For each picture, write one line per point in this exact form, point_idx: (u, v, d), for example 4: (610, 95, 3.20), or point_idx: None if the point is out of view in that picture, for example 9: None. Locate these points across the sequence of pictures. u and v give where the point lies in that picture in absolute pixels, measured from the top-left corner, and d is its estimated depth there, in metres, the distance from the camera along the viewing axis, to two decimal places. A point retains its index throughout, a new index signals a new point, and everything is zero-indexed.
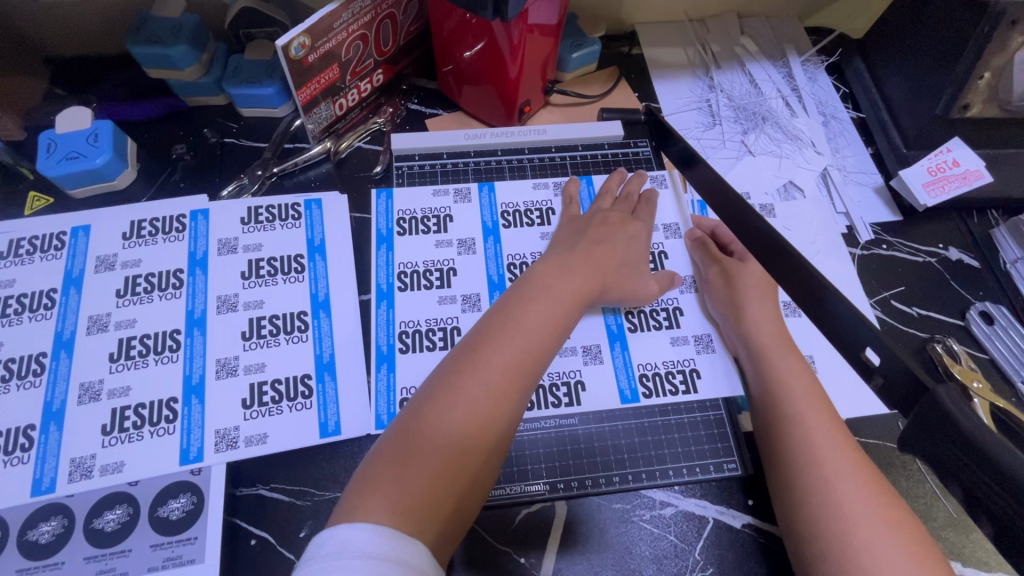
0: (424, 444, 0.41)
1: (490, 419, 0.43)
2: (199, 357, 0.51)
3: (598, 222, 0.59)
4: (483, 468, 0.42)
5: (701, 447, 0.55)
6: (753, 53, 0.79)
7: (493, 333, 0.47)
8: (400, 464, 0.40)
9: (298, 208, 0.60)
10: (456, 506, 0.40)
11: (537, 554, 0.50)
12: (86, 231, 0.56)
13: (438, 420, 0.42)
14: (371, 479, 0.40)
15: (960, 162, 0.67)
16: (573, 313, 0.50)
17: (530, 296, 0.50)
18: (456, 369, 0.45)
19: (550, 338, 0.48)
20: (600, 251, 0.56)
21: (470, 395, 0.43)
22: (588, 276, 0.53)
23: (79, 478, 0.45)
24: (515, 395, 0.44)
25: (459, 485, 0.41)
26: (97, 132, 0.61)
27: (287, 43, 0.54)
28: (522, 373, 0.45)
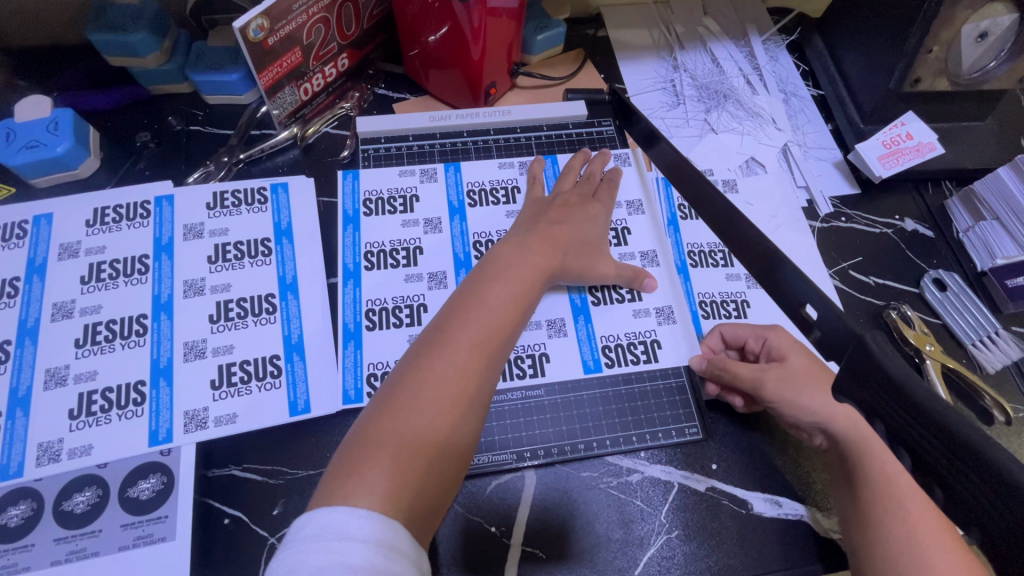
0: (399, 425, 0.41)
1: (463, 396, 0.43)
2: (166, 341, 0.51)
3: (558, 205, 0.60)
4: (461, 443, 0.43)
5: (664, 413, 0.56)
6: (715, 33, 0.80)
7: (458, 313, 0.47)
8: (379, 445, 0.40)
9: (264, 192, 0.60)
10: (438, 482, 0.41)
11: (507, 522, 0.51)
12: (49, 219, 0.56)
13: (413, 400, 0.42)
14: (348, 463, 0.40)
15: (913, 135, 0.69)
16: (534, 289, 0.52)
17: (493, 276, 0.51)
18: (425, 349, 0.45)
19: (515, 314, 0.49)
20: (558, 228, 0.57)
21: (441, 374, 0.43)
22: (547, 252, 0.54)
23: (47, 462, 0.46)
24: (486, 370, 0.45)
25: (438, 462, 0.41)
26: (57, 120, 0.60)
27: (245, 26, 0.54)
28: (491, 349, 0.46)
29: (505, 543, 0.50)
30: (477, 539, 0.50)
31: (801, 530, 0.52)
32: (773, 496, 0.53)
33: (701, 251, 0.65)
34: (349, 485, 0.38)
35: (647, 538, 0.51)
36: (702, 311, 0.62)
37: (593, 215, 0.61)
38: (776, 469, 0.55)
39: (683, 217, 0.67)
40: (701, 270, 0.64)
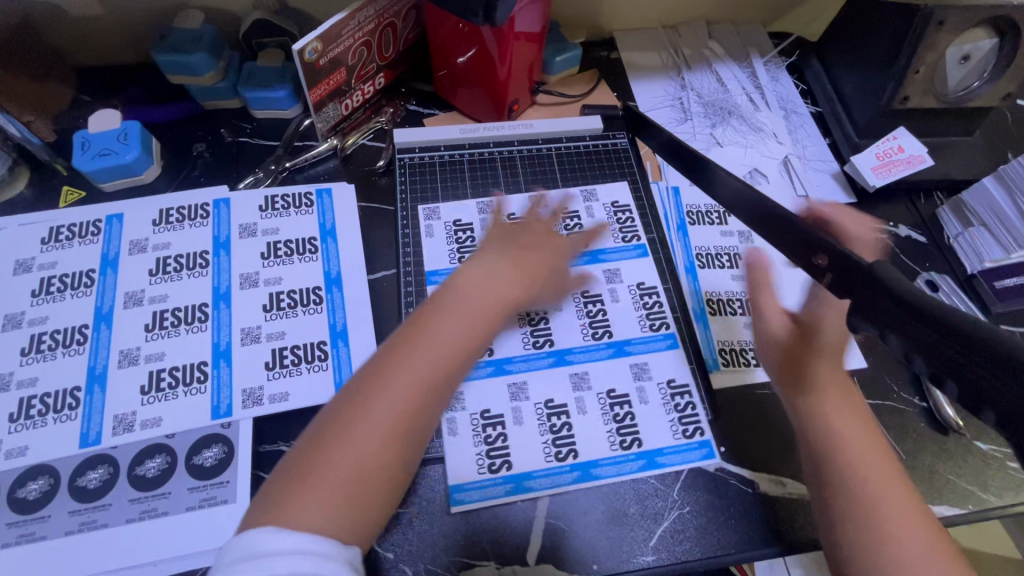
0: (343, 447, 0.43)
1: (407, 421, 0.46)
2: (226, 326, 0.57)
3: (527, 233, 0.64)
4: (404, 460, 0.45)
5: (675, 397, 0.61)
6: (719, 55, 0.87)
7: (409, 340, 0.49)
8: (321, 464, 0.42)
9: (311, 196, 0.66)
10: (377, 493, 0.43)
11: (540, 499, 0.56)
12: (120, 218, 0.62)
13: (357, 422, 0.44)
14: (287, 484, 0.41)
15: (904, 148, 0.74)
16: (488, 323, 0.54)
17: (448, 302, 0.53)
18: (372, 373, 0.47)
19: (465, 350, 0.51)
20: (527, 255, 0.61)
21: (388, 401, 0.45)
22: (513, 283, 0.57)
23: (123, 431, 0.51)
24: (433, 398, 0.48)
25: (379, 479, 0.43)
26: (126, 131, 0.67)
27: (303, 48, 0.61)
28: (437, 383, 0.48)
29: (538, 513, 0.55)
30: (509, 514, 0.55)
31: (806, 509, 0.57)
32: (777, 476, 0.58)
33: (708, 253, 0.71)
34: (287, 498, 0.40)
35: (662, 513, 0.56)
36: (710, 308, 0.67)
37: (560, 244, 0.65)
38: (782, 455, 0.59)
39: (691, 223, 0.73)
40: (709, 271, 0.70)
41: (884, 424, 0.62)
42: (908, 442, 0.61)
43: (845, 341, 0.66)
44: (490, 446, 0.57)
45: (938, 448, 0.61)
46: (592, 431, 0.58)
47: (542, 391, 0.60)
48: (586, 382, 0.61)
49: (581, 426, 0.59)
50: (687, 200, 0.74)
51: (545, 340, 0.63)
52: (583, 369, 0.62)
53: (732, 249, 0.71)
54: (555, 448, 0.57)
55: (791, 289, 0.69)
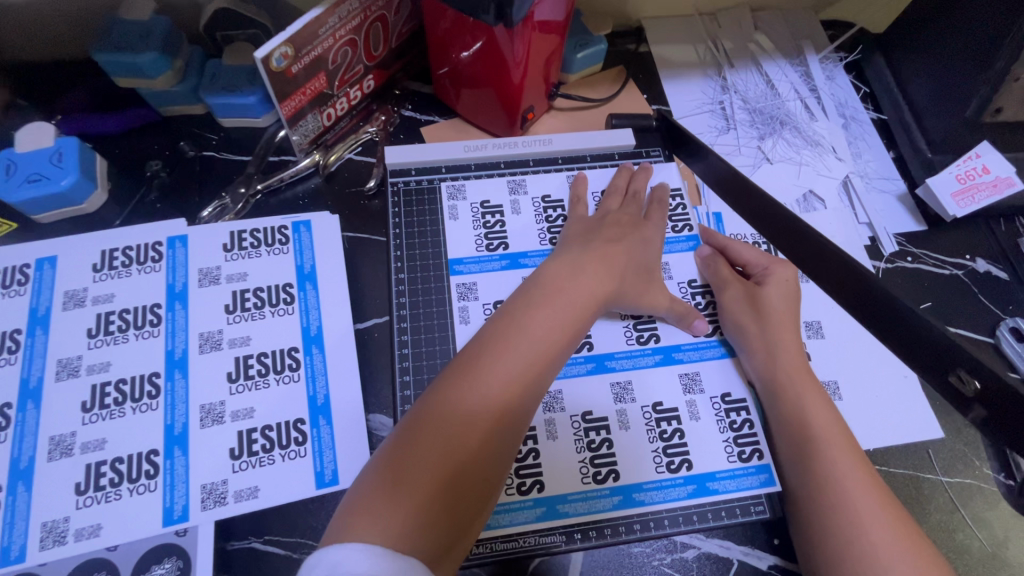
0: (423, 455, 0.38)
1: (493, 428, 0.39)
2: (181, 404, 0.47)
3: (608, 223, 0.54)
4: (493, 475, 0.39)
5: (736, 487, 0.48)
6: (767, 50, 0.74)
7: (496, 340, 0.43)
8: (397, 480, 0.37)
9: (286, 231, 0.55)
10: (465, 512, 0.37)
11: (571, 528, 0.46)
12: (52, 262, 0.51)
13: (439, 426, 0.39)
14: (367, 496, 0.36)
15: (990, 168, 0.61)
16: (583, 315, 0.46)
17: (543, 295, 0.45)
18: (454, 378, 0.41)
19: (560, 342, 0.44)
20: (614, 248, 0.51)
21: (471, 404, 0.40)
22: (606, 275, 0.48)
23: (52, 544, 0.41)
24: (522, 401, 0.41)
25: (462, 494, 0.38)
26: (61, 149, 0.55)
27: (268, 55, 0.49)
28: (530, 381, 0.42)
29: (566, 560, 0.46)
30: (532, 551, 0.46)
31: None
32: None
33: None
34: (364, 517, 0.35)
35: None
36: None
37: (648, 236, 0.54)
38: None
39: None
40: None
41: (964, 506, 0.53)
42: (994, 530, 0.52)
43: (917, 404, 0.56)
44: (520, 463, 0.47)
45: None
46: (635, 450, 0.48)
47: (580, 401, 0.50)
48: (629, 394, 0.50)
49: (623, 445, 0.48)
50: (732, 229, 0.63)
51: (584, 342, 0.52)
52: (625, 378, 0.51)
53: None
54: (592, 469, 0.48)
55: (852, 340, 0.59)
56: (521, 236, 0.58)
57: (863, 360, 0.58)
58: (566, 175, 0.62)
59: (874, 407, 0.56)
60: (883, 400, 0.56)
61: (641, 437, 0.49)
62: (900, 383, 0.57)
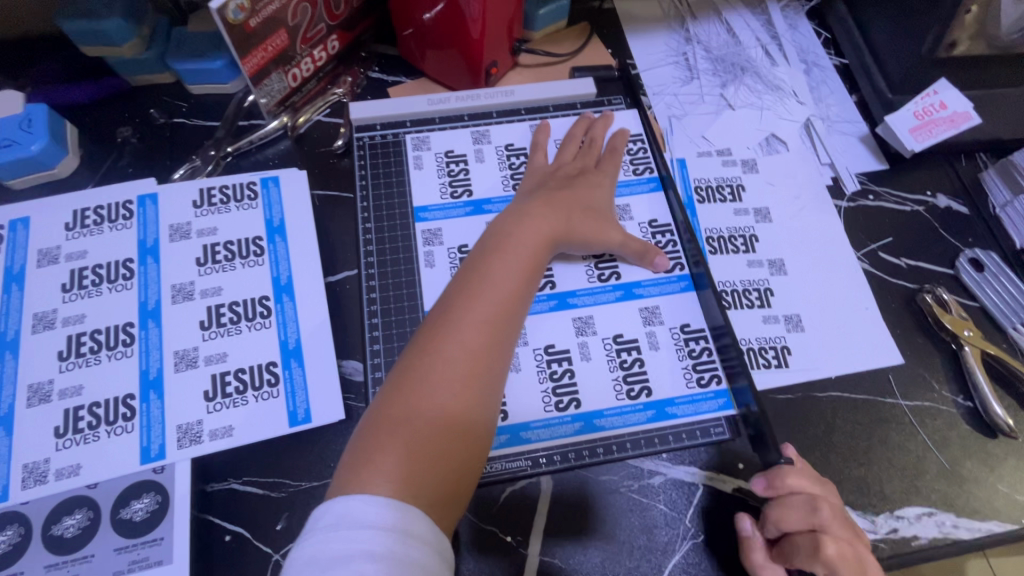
0: (410, 409, 0.39)
1: (471, 373, 0.41)
2: (155, 350, 0.48)
3: (559, 173, 0.57)
4: (479, 415, 0.41)
5: (691, 411, 0.53)
6: (729, 1, 0.75)
7: (461, 293, 0.45)
8: (387, 432, 0.39)
9: (254, 187, 0.57)
10: (460, 454, 0.40)
11: (536, 454, 0.50)
12: (25, 223, 0.52)
13: (422, 380, 0.40)
14: (366, 451, 0.38)
15: (947, 104, 0.64)
16: (537, 259, 0.49)
17: (500, 249, 0.48)
18: (428, 334, 0.43)
19: (523, 286, 0.46)
20: (560, 194, 0.54)
21: (448, 354, 0.41)
22: (551, 217, 0.51)
23: (34, 484, 0.43)
24: (496, 344, 0.43)
25: (456, 438, 0.39)
26: (30, 116, 0.57)
27: (223, 6, 0.50)
28: (500, 326, 0.44)
29: (536, 486, 0.50)
30: (500, 475, 0.50)
31: None
32: None
33: (720, 237, 0.61)
34: (364, 470, 0.37)
35: (673, 543, 0.48)
36: (723, 302, 0.58)
37: (597, 181, 0.57)
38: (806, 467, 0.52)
39: (701, 201, 0.63)
40: (721, 258, 0.60)
41: (925, 429, 0.54)
42: (951, 450, 0.54)
43: (877, 334, 0.58)
44: None
45: (985, 453, 0.54)
46: (597, 379, 0.53)
47: (543, 335, 0.54)
48: (590, 328, 0.55)
49: (583, 372, 0.53)
50: (696, 173, 0.64)
51: (546, 281, 0.56)
52: (587, 314, 0.55)
53: (747, 230, 0.62)
54: (555, 397, 0.52)
55: (815, 275, 0.60)
56: (484, 183, 0.60)
57: (824, 293, 0.59)
58: (529, 125, 0.64)
59: (836, 338, 0.57)
60: (843, 331, 0.58)
61: (601, 367, 0.53)
62: (861, 315, 0.59)
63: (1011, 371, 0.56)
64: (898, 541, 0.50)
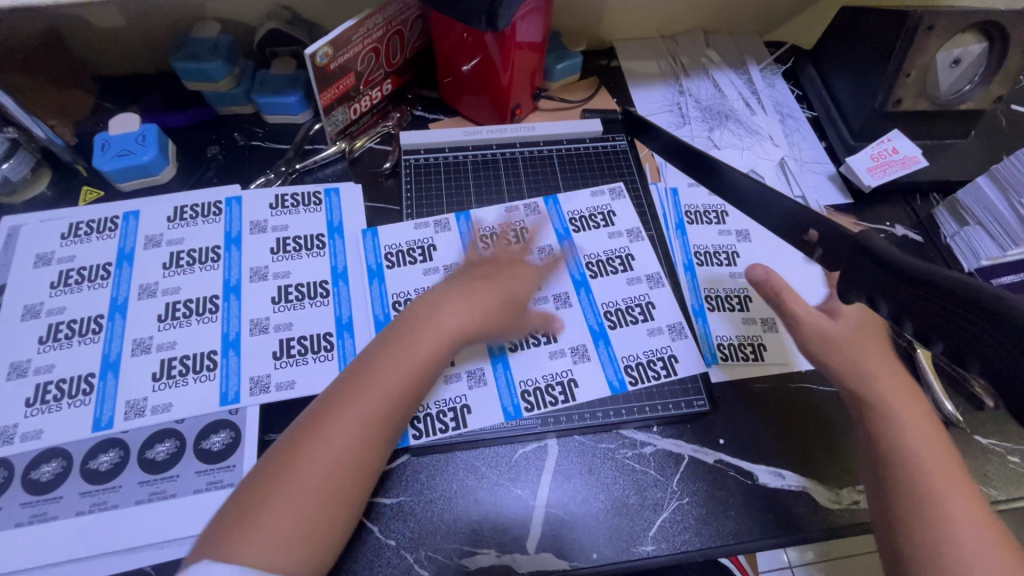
0: (297, 478, 0.43)
1: (361, 455, 0.46)
2: (235, 317, 0.59)
3: (484, 262, 0.63)
4: (357, 489, 0.45)
5: (674, 387, 0.62)
6: (716, 63, 0.90)
7: (361, 373, 0.49)
8: (265, 499, 0.42)
9: (319, 196, 0.69)
10: (331, 523, 0.43)
11: (544, 416, 0.59)
12: (136, 215, 0.64)
13: (311, 450, 0.44)
14: (242, 514, 0.41)
15: (899, 149, 0.76)
16: (437, 356, 0.52)
17: (399, 338, 0.51)
18: (323, 412, 0.46)
19: (420, 377, 0.51)
20: (482, 285, 0.59)
21: (341, 434, 0.45)
22: (467, 311, 0.56)
23: (134, 416, 0.52)
24: (386, 428, 0.48)
25: (333, 507, 0.44)
26: (145, 133, 0.70)
27: (314, 52, 0.64)
28: (394, 411, 0.48)
29: (542, 446, 0.59)
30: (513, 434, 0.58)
31: (805, 500, 0.57)
32: (777, 468, 0.59)
33: (708, 252, 0.72)
34: (232, 536, 0.40)
35: (662, 501, 0.56)
36: (709, 304, 0.68)
37: (521, 272, 0.63)
38: (779, 444, 0.60)
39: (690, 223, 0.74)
40: (708, 268, 0.70)
41: None
42: None
43: None
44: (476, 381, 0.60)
45: None
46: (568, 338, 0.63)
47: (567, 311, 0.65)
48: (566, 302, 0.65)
49: (559, 341, 0.63)
50: (687, 200, 0.75)
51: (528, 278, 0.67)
52: (564, 293, 0.66)
53: (729, 247, 0.72)
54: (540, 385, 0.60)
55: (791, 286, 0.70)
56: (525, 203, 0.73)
57: None
58: (547, 155, 0.77)
59: None
60: None
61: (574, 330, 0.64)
62: None
63: (959, 375, 0.64)
64: (860, 512, 0.57)
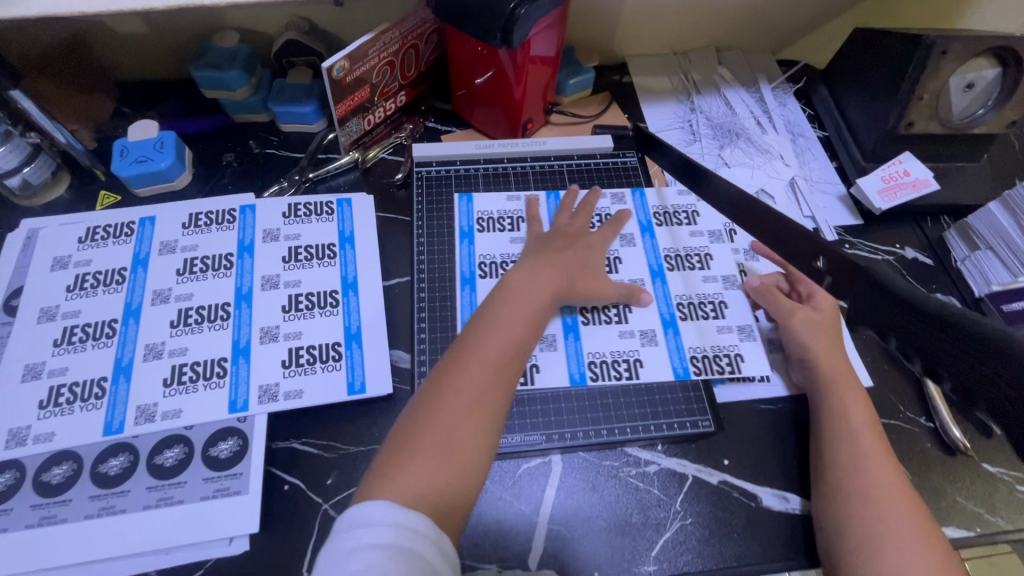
0: (439, 419, 0.49)
1: (490, 395, 0.51)
2: (246, 325, 0.59)
3: (561, 234, 0.67)
4: (493, 427, 0.50)
5: (679, 407, 0.62)
6: (729, 81, 0.90)
7: (476, 330, 0.55)
8: (416, 439, 0.48)
9: (331, 205, 0.69)
10: (475, 457, 0.48)
11: (548, 433, 0.59)
12: (152, 221, 0.65)
13: (448, 396, 0.50)
14: (398, 452, 0.47)
15: (910, 172, 0.76)
16: (540, 312, 0.58)
17: (504, 301, 0.58)
18: (449, 365, 0.52)
19: (527, 331, 0.56)
20: (562, 255, 0.64)
21: (469, 380, 0.51)
22: (556, 277, 0.61)
23: (144, 421, 0.53)
24: (508, 373, 0.53)
25: (477, 441, 0.49)
26: (162, 140, 0.71)
27: (331, 66, 0.65)
28: (511, 358, 0.54)
29: (546, 460, 0.59)
30: (517, 450, 0.58)
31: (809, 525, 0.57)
32: (781, 491, 0.58)
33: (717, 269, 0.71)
34: (394, 469, 0.46)
35: (664, 521, 0.56)
36: (680, 313, 0.67)
37: (592, 243, 0.67)
38: (783, 467, 0.60)
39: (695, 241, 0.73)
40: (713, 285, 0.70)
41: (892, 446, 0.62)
42: (915, 465, 0.61)
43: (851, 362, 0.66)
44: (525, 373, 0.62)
45: (945, 470, 0.61)
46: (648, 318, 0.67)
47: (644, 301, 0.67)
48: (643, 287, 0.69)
49: (631, 323, 0.66)
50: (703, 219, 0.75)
51: (614, 261, 0.71)
52: (641, 279, 0.69)
53: (703, 250, 0.72)
54: (614, 363, 0.63)
55: None
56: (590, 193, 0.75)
57: None
58: (557, 170, 0.78)
59: None
60: None
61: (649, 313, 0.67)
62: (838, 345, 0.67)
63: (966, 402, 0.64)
64: None
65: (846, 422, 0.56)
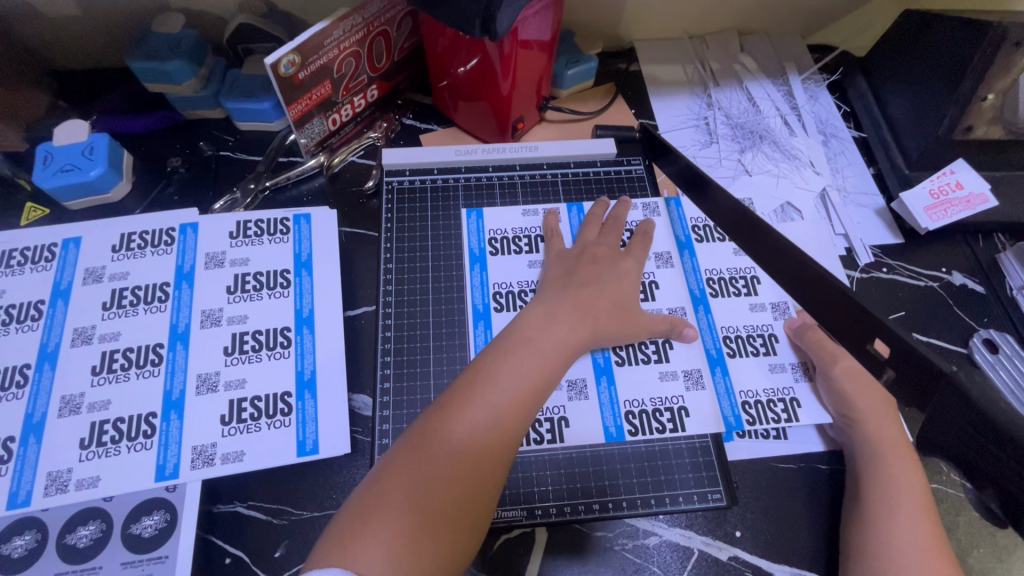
0: (417, 483, 0.39)
1: (484, 460, 0.41)
2: (180, 372, 0.51)
3: (583, 256, 0.58)
4: (480, 502, 0.41)
5: (686, 474, 0.53)
6: (752, 70, 0.78)
7: (475, 376, 0.45)
8: (384, 503, 0.38)
9: (287, 222, 0.60)
10: (451, 537, 0.39)
11: (533, 505, 0.51)
12: (77, 242, 0.56)
13: (431, 454, 0.41)
14: (358, 520, 0.38)
15: (963, 184, 0.64)
16: (556, 362, 0.48)
17: (515, 342, 0.48)
18: (440, 415, 0.43)
19: (540, 383, 0.46)
20: (588, 292, 0.53)
21: (458, 439, 0.41)
22: (579, 322, 0.51)
23: (55, 492, 0.45)
24: (510, 436, 0.43)
25: (460, 518, 0.39)
26: (93, 145, 0.62)
27: (276, 61, 0.55)
28: (516, 418, 0.44)
29: (530, 534, 0.51)
30: (494, 527, 0.50)
31: None
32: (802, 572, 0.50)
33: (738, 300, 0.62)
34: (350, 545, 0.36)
35: None
36: (727, 349, 0.59)
37: (626, 267, 0.57)
38: (807, 541, 0.51)
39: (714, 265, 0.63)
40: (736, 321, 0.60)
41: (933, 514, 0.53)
42: (959, 538, 0.52)
43: None
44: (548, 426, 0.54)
45: (993, 544, 0.52)
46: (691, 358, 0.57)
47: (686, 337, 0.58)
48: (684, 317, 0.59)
49: (672, 362, 0.57)
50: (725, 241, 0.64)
51: (650, 285, 0.61)
52: (681, 307, 0.60)
53: (749, 271, 0.63)
54: (654, 411, 0.55)
55: None
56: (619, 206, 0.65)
57: None
58: (551, 179, 0.68)
59: None
60: None
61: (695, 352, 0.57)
62: None
63: None
64: None
65: (885, 488, 0.48)
